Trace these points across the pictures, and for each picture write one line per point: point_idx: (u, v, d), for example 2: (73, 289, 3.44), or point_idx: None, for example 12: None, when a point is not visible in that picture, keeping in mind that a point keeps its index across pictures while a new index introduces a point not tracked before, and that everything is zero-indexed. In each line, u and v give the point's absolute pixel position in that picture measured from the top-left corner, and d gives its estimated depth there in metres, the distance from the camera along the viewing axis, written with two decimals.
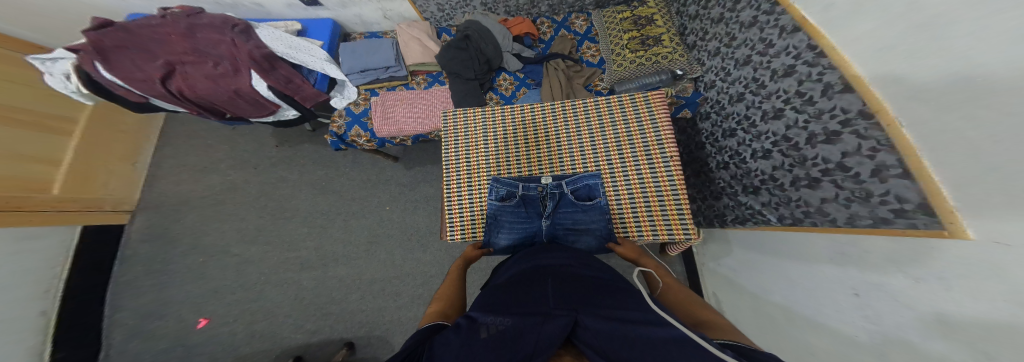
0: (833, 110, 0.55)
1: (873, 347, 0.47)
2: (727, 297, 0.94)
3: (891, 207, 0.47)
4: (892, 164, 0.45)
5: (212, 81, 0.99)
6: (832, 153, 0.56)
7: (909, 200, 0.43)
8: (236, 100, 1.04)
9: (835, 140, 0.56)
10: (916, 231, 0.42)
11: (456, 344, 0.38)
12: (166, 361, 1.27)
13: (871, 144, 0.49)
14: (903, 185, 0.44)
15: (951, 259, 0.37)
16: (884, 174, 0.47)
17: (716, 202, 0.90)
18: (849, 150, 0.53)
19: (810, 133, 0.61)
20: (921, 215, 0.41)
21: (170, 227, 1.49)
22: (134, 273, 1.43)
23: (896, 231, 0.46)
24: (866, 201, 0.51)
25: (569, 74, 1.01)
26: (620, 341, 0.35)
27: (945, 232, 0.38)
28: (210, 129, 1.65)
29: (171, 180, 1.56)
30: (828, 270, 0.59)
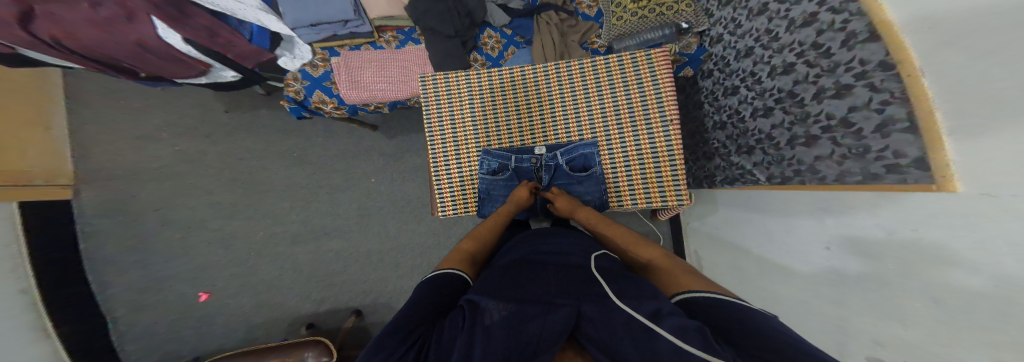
0: (851, 62, 0.50)
1: (834, 294, 0.58)
2: (707, 252, 1.09)
3: (885, 162, 0.47)
4: (900, 118, 0.44)
5: (99, 28, 0.79)
6: (838, 109, 0.54)
7: (906, 155, 0.44)
8: (144, 54, 0.89)
9: (845, 95, 0.53)
10: (904, 185, 0.44)
11: (460, 330, 0.39)
12: (178, 331, 1.30)
13: (885, 97, 0.46)
14: (906, 140, 0.43)
15: (936, 208, 0.40)
16: (888, 129, 0.46)
17: (709, 162, 0.93)
18: (858, 104, 0.50)
19: (819, 87, 0.57)
20: (914, 169, 0.43)
21: (130, 202, 1.40)
22: (109, 249, 1.37)
23: (884, 185, 0.48)
24: (861, 157, 0.52)
25: (563, 29, 0.91)
26: (620, 331, 0.38)
27: (933, 186, 0.40)
28: (149, 100, 1.49)
29: (110, 149, 1.44)
30: (806, 225, 0.66)
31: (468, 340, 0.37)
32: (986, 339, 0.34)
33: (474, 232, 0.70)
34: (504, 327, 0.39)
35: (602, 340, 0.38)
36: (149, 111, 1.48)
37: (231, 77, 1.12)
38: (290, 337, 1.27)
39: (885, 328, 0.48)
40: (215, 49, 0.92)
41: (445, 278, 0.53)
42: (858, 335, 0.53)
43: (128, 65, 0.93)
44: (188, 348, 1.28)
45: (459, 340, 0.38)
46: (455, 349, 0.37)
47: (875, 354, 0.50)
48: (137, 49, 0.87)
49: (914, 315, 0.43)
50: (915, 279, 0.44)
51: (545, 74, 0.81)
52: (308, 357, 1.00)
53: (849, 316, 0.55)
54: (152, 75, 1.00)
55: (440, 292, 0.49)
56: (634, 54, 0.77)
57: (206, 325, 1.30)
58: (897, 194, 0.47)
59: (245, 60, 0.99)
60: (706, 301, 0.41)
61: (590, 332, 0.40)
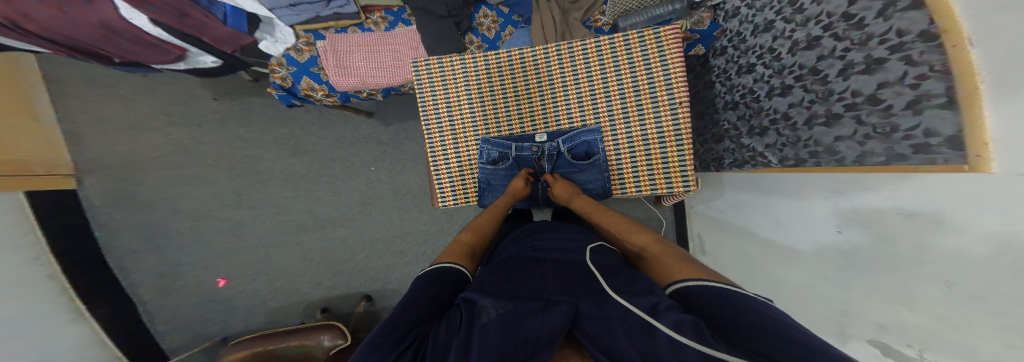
0: (886, 34, 0.45)
1: (839, 280, 0.60)
2: (710, 235, 1.11)
3: (913, 142, 0.44)
4: (938, 93, 0.40)
5: (53, 8, 0.71)
6: (867, 85, 0.50)
7: (939, 134, 0.41)
8: (112, 37, 0.85)
9: (875, 70, 0.48)
10: (932, 167, 0.42)
11: (457, 328, 0.40)
12: (202, 313, 1.38)
13: (921, 71, 0.41)
14: (940, 116, 0.40)
15: (970, 190, 0.38)
16: (921, 105, 0.42)
17: (717, 144, 0.90)
18: (889, 80, 0.46)
19: (847, 62, 0.52)
20: (945, 149, 0.40)
21: (133, 191, 1.41)
22: (123, 237, 1.40)
23: (909, 167, 0.45)
24: (887, 137, 0.48)
25: (564, 6, 0.82)
26: (614, 326, 0.38)
27: (965, 166, 0.38)
28: (133, 86, 1.43)
29: (100, 140, 1.40)
30: (818, 209, 0.65)
31: (466, 340, 0.38)
32: (1000, 323, 0.35)
33: (478, 223, 0.70)
34: (500, 326, 0.39)
35: (601, 336, 0.38)
36: (135, 98, 1.43)
37: (211, 62, 1.06)
38: (307, 320, 1.35)
39: (891, 312, 0.50)
40: (188, 32, 0.86)
41: (444, 271, 0.53)
42: (861, 318, 0.55)
43: (100, 50, 0.89)
44: (214, 328, 1.37)
45: (456, 339, 0.38)
46: (451, 348, 0.37)
47: (878, 337, 0.52)
48: (105, 32, 0.82)
49: (923, 299, 0.45)
50: (926, 264, 0.44)
51: (540, 57, 0.77)
52: (324, 340, 1.07)
53: (853, 298, 0.57)
54: (128, 60, 0.96)
55: (439, 285, 0.49)
56: (642, 32, 0.72)
57: (227, 309, 1.38)
58: (923, 174, 0.45)
59: (222, 43, 0.94)
60: (702, 292, 0.40)
61: (587, 326, 0.41)
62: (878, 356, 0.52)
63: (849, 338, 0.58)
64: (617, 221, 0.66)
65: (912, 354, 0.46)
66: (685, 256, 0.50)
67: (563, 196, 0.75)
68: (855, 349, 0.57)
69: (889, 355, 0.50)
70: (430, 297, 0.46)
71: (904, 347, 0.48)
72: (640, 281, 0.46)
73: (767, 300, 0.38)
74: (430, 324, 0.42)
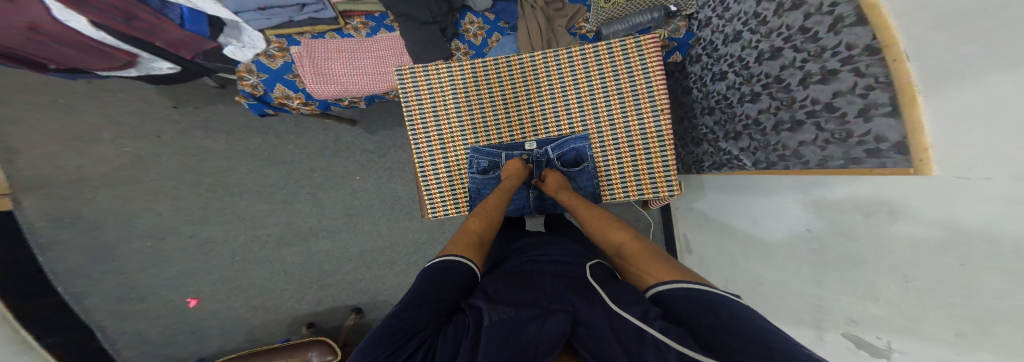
0: (838, 47, 0.50)
1: (809, 276, 0.65)
2: (694, 234, 1.16)
3: (867, 148, 0.49)
4: (884, 103, 0.45)
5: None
6: (823, 94, 0.55)
7: (886, 139, 0.46)
8: (44, 41, 0.78)
9: (830, 80, 0.53)
10: (883, 170, 0.47)
11: (460, 338, 0.40)
12: (173, 336, 1.29)
13: (868, 81, 0.46)
14: (887, 124, 0.45)
15: (915, 189, 0.43)
16: (870, 113, 0.47)
17: (696, 148, 0.94)
18: (842, 89, 0.51)
19: (805, 73, 0.57)
20: (893, 153, 0.45)
21: (82, 210, 1.28)
22: (76, 260, 1.28)
23: (866, 170, 0.50)
24: (843, 142, 0.53)
25: (549, 13, 0.83)
26: (611, 335, 0.40)
27: (911, 170, 0.42)
28: (75, 95, 1.30)
29: (41, 155, 1.27)
30: (790, 208, 0.70)
31: (473, 341, 0.39)
32: (951, 314, 0.39)
33: (485, 208, 0.69)
34: (504, 329, 0.40)
35: (598, 347, 0.40)
36: (82, 108, 1.30)
37: (168, 69, 0.99)
38: (292, 337, 1.29)
39: (858, 306, 0.54)
40: (136, 35, 0.81)
41: (449, 265, 0.51)
42: (834, 313, 0.59)
43: (36, 58, 0.82)
44: (187, 352, 1.28)
45: (463, 340, 0.40)
46: (459, 351, 0.38)
47: (849, 330, 0.56)
48: (33, 34, 0.75)
49: (886, 293, 0.49)
50: (888, 258, 0.49)
51: (527, 65, 0.78)
52: (312, 357, 1.03)
53: (826, 294, 0.61)
54: (67, 67, 0.89)
55: (449, 281, 0.49)
56: (624, 41, 0.75)
57: (202, 330, 1.29)
58: (877, 176, 0.49)
59: (179, 48, 0.90)
60: (679, 295, 0.42)
61: (585, 336, 0.42)
62: (852, 349, 0.55)
63: (824, 332, 0.61)
64: (599, 214, 0.68)
65: (882, 345, 0.49)
66: (658, 252, 0.54)
67: (551, 186, 0.77)
68: (830, 343, 0.60)
69: (862, 348, 0.53)
70: (438, 293, 0.46)
71: (873, 339, 0.51)
72: (632, 291, 0.47)
73: (735, 296, 0.41)
74: (437, 325, 0.42)
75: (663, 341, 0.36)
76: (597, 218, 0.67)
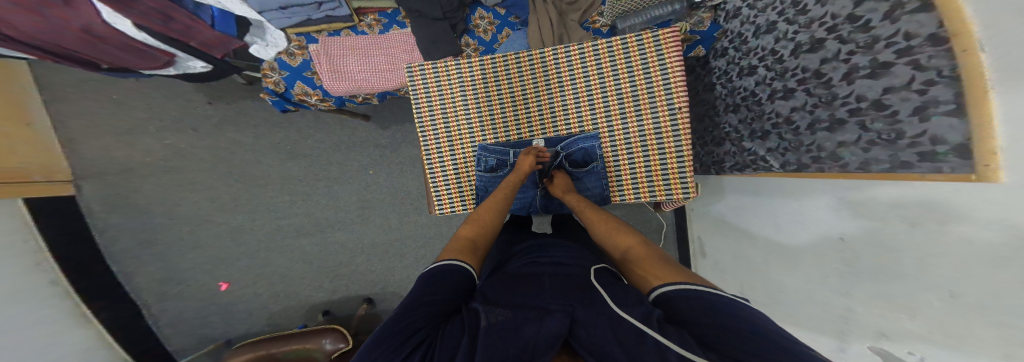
0: (894, 36, 0.44)
1: (839, 287, 0.61)
2: (711, 238, 1.11)
3: (920, 150, 0.43)
4: (946, 100, 0.38)
5: (30, 12, 0.71)
6: (871, 90, 0.49)
7: (945, 141, 0.40)
8: (96, 42, 0.84)
9: (881, 74, 0.47)
10: (938, 176, 0.41)
11: (459, 338, 0.39)
12: (206, 316, 1.39)
13: (929, 76, 0.40)
14: (948, 124, 0.39)
15: (983, 199, 0.37)
16: (929, 112, 0.41)
17: (717, 148, 0.89)
18: (895, 85, 0.45)
19: (851, 66, 0.51)
20: (953, 158, 0.39)
21: (131, 196, 1.40)
22: (124, 243, 1.40)
23: (916, 176, 0.45)
24: (891, 144, 0.48)
25: (561, 8, 0.81)
26: (605, 334, 0.38)
27: (972, 176, 0.37)
28: (125, 91, 1.41)
29: (96, 144, 1.40)
30: (822, 213, 0.65)
31: (472, 341, 0.38)
32: (1001, 336, 0.36)
33: (481, 215, 0.67)
34: (502, 330, 0.39)
35: (595, 345, 0.37)
36: (127, 103, 1.41)
37: (201, 67, 1.06)
38: (310, 322, 1.35)
39: (890, 319, 0.51)
40: (173, 36, 0.86)
41: (447, 267, 0.52)
42: (862, 324, 0.57)
43: (87, 57, 0.89)
44: (219, 330, 1.38)
45: (462, 340, 0.39)
46: (458, 348, 0.37)
47: (878, 343, 0.54)
48: (87, 36, 0.82)
49: (925, 308, 0.45)
50: (933, 271, 0.44)
51: (538, 61, 0.77)
52: (326, 343, 1.08)
53: (855, 306, 0.58)
54: (115, 67, 0.97)
55: (448, 284, 0.48)
56: (640, 35, 0.72)
57: (231, 312, 1.38)
58: (929, 182, 0.44)
59: (211, 48, 0.95)
60: (685, 296, 0.40)
61: (582, 336, 0.39)
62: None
63: (848, 344, 0.59)
64: (608, 221, 0.65)
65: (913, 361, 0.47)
66: (664, 256, 0.52)
67: (556, 191, 0.76)
68: (853, 355, 0.59)
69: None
70: (437, 294, 0.46)
71: (904, 354, 0.49)
72: (634, 294, 0.44)
73: (742, 300, 0.39)
74: (435, 324, 0.42)
75: (664, 343, 0.34)
76: (603, 223, 0.65)
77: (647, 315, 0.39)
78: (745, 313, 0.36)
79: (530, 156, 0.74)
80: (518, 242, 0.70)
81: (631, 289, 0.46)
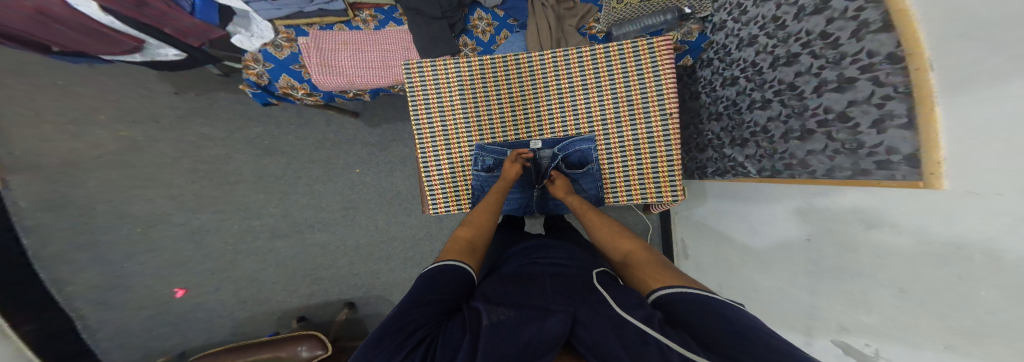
0: (858, 54, 0.49)
1: (806, 283, 0.66)
2: (692, 240, 1.17)
3: (877, 159, 0.49)
4: (900, 114, 0.44)
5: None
6: (838, 103, 0.55)
7: (898, 151, 0.45)
8: (51, 24, 0.78)
9: (846, 89, 0.53)
10: (893, 182, 0.46)
11: (461, 337, 0.38)
12: (157, 326, 1.25)
13: (887, 91, 0.45)
14: (901, 136, 0.44)
15: (928, 204, 0.42)
16: (885, 124, 0.47)
17: (700, 153, 0.96)
18: (858, 99, 0.51)
19: (821, 80, 0.57)
20: (904, 166, 0.44)
21: (73, 193, 1.26)
22: (61, 246, 1.24)
23: (871, 182, 0.50)
24: (853, 153, 0.53)
25: (559, 12, 0.85)
26: (608, 332, 0.38)
27: (920, 183, 0.42)
28: (76, 78, 1.29)
29: (35, 134, 1.25)
30: (792, 215, 0.70)
31: (474, 341, 0.37)
32: (946, 326, 0.40)
33: (479, 218, 0.68)
34: (503, 329, 0.38)
35: (599, 347, 0.37)
36: (78, 90, 1.28)
37: (173, 55, 0.99)
38: (281, 330, 1.26)
39: (851, 314, 0.56)
40: (145, 21, 0.80)
41: (450, 268, 0.51)
42: (826, 319, 0.61)
43: (36, 37, 0.81)
44: (172, 343, 1.25)
45: (464, 340, 0.37)
46: (460, 349, 0.36)
47: (839, 337, 0.59)
48: (42, 17, 0.75)
49: (880, 303, 0.50)
50: (887, 270, 0.49)
51: (536, 63, 0.79)
52: (301, 351, 1.00)
53: (819, 302, 0.63)
54: (69, 49, 0.89)
55: (447, 284, 0.47)
56: (635, 42, 0.76)
57: (188, 322, 1.26)
58: (885, 188, 0.49)
59: (186, 35, 0.90)
60: (684, 299, 0.42)
61: (585, 337, 0.39)
62: (841, 356, 0.58)
63: (814, 338, 0.64)
64: (606, 223, 0.68)
65: (869, 352, 0.52)
66: (666, 263, 0.53)
67: (558, 193, 0.77)
68: (819, 348, 0.64)
69: (850, 354, 0.57)
70: (437, 293, 0.45)
71: (862, 346, 0.54)
72: (633, 295, 0.45)
73: (735, 304, 0.41)
74: (438, 323, 0.41)
75: (665, 343, 0.35)
76: (605, 227, 0.67)
77: (649, 315, 0.39)
78: (739, 315, 0.38)
79: (515, 163, 0.77)
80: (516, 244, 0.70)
81: (630, 290, 0.47)
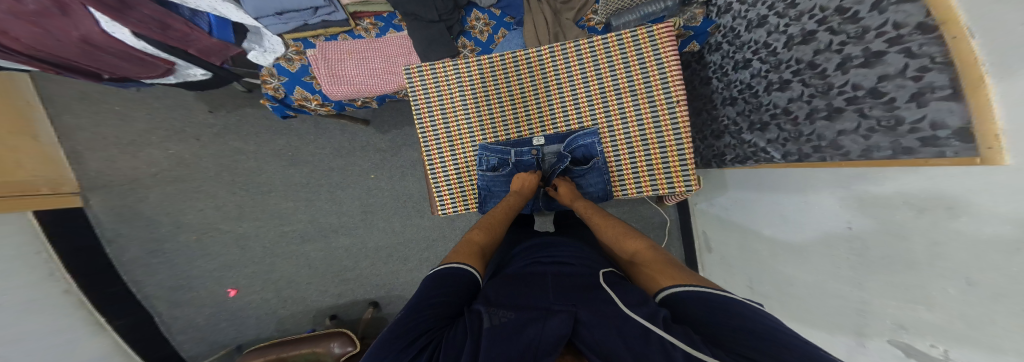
0: (883, 26, 0.44)
1: (851, 279, 0.60)
2: (714, 232, 1.11)
3: (920, 135, 0.42)
4: (941, 85, 0.38)
5: (30, 23, 0.70)
6: (867, 79, 0.48)
7: (946, 126, 0.39)
8: (95, 52, 0.84)
9: (874, 63, 0.47)
10: (943, 160, 0.40)
11: (466, 340, 0.38)
12: (217, 323, 1.40)
13: (922, 63, 0.40)
14: (947, 108, 0.38)
15: (986, 182, 0.35)
16: (925, 97, 0.40)
17: (717, 141, 0.90)
18: (889, 73, 0.45)
19: (844, 56, 0.51)
20: (955, 142, 0.38)
21: (137, 206, 1.41)
22: (133, 252, 1.41)
23: (919, 161, 0.43)
24: (892, 131, 0.47)
25: (556, 7, 0.82)
26: (610, 331, 0.37)
27: (977, 159, 0.35)
28: (128, 102, 1.43)
29: (101, 155, 1.41)
30: (827, 204, 0.64)
31: (474, 344, 0.37)
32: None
33: (489, 221, 0.68)
34: (503, 331, 0.38)
35: (601, 345, 0.36)
36: (131, 114, 1.43)
37: (201, 75, 1.07)
38: (317, 327, 1.37)
39: (909, 311, 0.49)
40: (172, 44, 0.85)
41: (453, 272, 0.51)
42: (880, 317, 0.54)
43: (91, 67, 0.90)
44: (230, 336, 1.39)
45: (466, 344, 0.38)
46: (462, 352, 0.37)
47: (897, 337, 0.51)
48: (86, 46, 0.81)
49: (943, 299, 0.44)
50: (944, 261, 0.43)
51: (535, 60, 0.77)
52: (334, 347, 1.09)
53: (869, 297, 0.56)
54: (115, 76, 0.97)
55: (451, 287, 0.48)
56: (635, 32, 0.73)
57: (241, 318, 1.39)
58: (933, 166, 0.43)
59: (210, 55, 0.95)
60: (689, 296, 0.40)
61: (586, 336, 0.38)
62: (901, 358, 0.50)
63: (867, 339, 0.57)
64: (612, 224, 0.66)
65: (937, 354, 0.44)
66: (670, 259, 0.51)
67: (564, 197, 0.76)
68: (872, 350, 0.56)
69: (911, 356, 0.49)
70: (441, 297, 0.46)
71: (927, 347, 0.46)
72: (637, 293, 0.44)
73: (757, 304, 0.38)
74: (442, 327, 0.42)
75: (670, 341, 0.33)
76: (610, 227, 0.65)
77: (653, 313, 0.38)
78: (757, 313, 0.35)
79: (530, 173, 0.77)
80: (521, 242, 0.70)
81: (632, 288, 0.46)
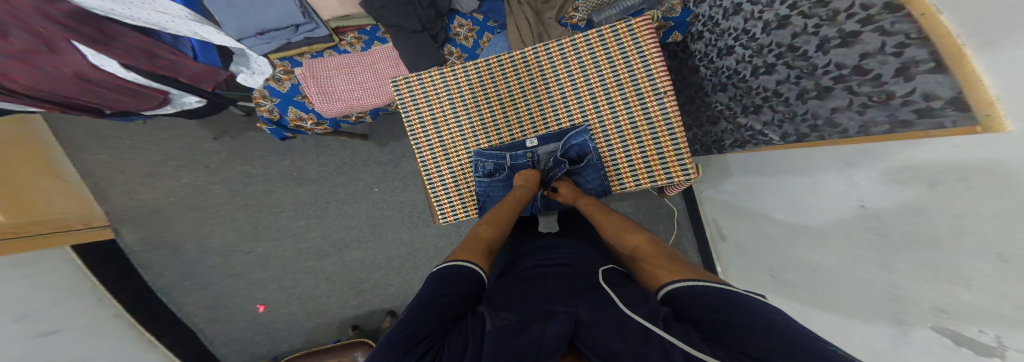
0: (852, 8, 0.46)
1: (878, 261, 0.57)
2: (723, 217, 1.09)
3: (915, 108, 0.42)
4: (924, 59, 0.39)
5: (20, 62, 0.69)
6: (849, 57, 0.50)
7: (938, 97, 0.38)
8: (93, 88, 0.84)
9: (852, 43, 0.48)
10: (944, 131, 0.38)
11: (467, 345, 0.38)
12: (251, 338, 1.47)
13: (899, 39, 0.41)
14: (936, 80, 0.38)
15: (1000, 153, 0.32)
16: (910, 71, 0.41)
17: (714, 127, 0.89)
18: (869, 51, 0.46)
19: (822, 38, 0.53)
20: (951, 112, 0.37)
21: (164, 234, 1.48)
22: (167, 277, 1.48)
23: (918, 133, 0.42)
24: (885, 105, 0.47)
25: (537, 6, 0.80)
26: (612, 328, 0.37)
27: (978, 128, 0.33)
28: (140, 136, 1.47)
29: (123, 190, 1.46)
30: (840, 185, 0.61)
31: (476, 347, 0.37)
32: None
33: (495, 216, 0.68)
34: (503, 334, 0.38)
35: (601, 344, 0.36)
36: (144, 148, 1.48)
37: (197, 102, 1.07)
38: (341, 337, 1.43)
39: (948, 293, 0.45)
40: (161, 73, 0.86)
41: (459, 269, 0.51)
42: (919, 302, 0.50)
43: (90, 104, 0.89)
44: (266, 349, 1.46)
45: (467, 346, 0.38)
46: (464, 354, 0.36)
47: (941, 323, 0.46)
48: (81, 82, 0.81)
49: (979, 277, 0.39)
50: (966, 237, 0.40)
51: (520, 62, 0.76)
52: (358, 356, 1.16)
53: (902, 280, 0.52)
54: (118, 110, 0.97)
55: (456, 287, 0.48)
56: (614, 27, 0.72)
57: (271, 332, 1.47)
58: (932, 139, 0.42)
59: (199, 81, 0.94)
60: (685, 290, 0.40)
61: (586, 336, 0.38)
62: (949, 345, 0.44)
63: (910, 329, 0.51)
64: (613, 219, 0.65)
65: (987, 340, 0.38)
66: (672, 254, 0.50)
67: (567, 199, 0.74)
68: (917, 339, 0.50)
69: (964, 345, 0.42)
70: (445, 297, 0.45)
71: (976, 334, 0.40)
72: (638, 291, 0.44)
73: (757, 295, 0.37)
74: (443, 332, 0.41)
75: (668, 339, 0.33)
76: (612, 223, 0.64)
77: (653, 312, 0.38)
78: (757, 307, 0.34)
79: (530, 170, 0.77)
80: (525, 242, 0.70)
81: (634, 286, 0.46)
